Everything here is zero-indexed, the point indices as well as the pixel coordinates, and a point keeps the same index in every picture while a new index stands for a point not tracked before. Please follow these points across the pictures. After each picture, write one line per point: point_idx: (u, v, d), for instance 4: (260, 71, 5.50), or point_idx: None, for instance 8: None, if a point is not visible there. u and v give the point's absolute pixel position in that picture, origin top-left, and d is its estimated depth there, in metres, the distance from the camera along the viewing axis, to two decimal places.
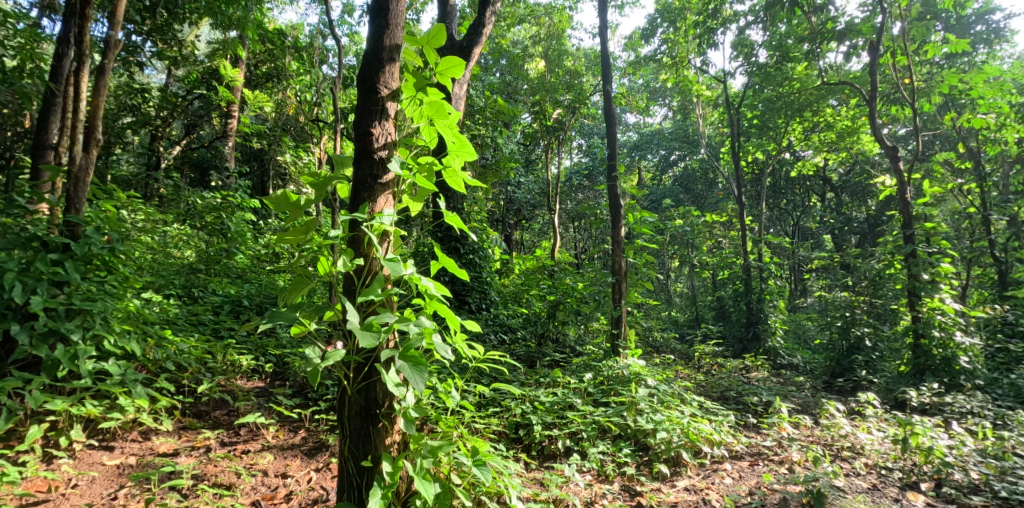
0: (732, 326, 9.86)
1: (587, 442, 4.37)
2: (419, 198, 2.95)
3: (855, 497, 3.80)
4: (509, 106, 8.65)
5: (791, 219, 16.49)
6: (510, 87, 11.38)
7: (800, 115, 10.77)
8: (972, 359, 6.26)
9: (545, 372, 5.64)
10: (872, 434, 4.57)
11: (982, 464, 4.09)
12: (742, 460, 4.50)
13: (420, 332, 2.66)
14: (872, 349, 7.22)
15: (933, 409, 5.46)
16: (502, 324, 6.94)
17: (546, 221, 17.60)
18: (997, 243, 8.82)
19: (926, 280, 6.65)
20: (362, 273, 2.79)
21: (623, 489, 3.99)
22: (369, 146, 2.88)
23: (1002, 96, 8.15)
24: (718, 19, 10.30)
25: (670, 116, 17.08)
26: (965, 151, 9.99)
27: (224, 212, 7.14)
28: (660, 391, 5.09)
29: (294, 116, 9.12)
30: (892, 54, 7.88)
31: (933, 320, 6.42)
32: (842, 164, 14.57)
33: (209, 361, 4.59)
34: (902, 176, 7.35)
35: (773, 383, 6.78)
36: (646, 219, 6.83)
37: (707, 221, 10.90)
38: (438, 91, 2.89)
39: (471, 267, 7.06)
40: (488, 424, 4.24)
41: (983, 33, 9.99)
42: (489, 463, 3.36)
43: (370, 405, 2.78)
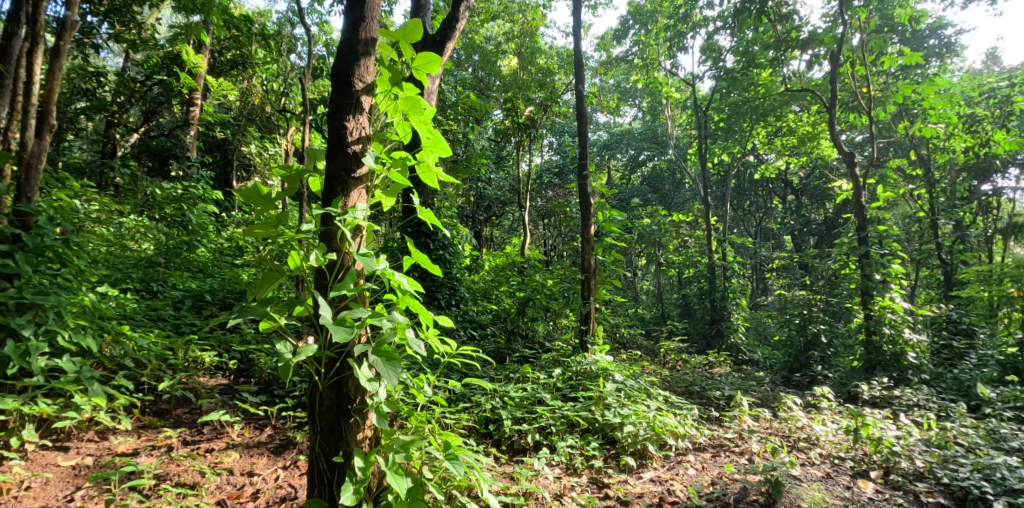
0: (696, 323, 10.13)
1: (556, 436, 4.48)
2: (394, 193, 2.91)
3: (810, 485, 3.98)
4: (482, 103, 8.72)
5: (754, 221, 16.99)
6: (483, 83, 11.39)
7: (764, 121, 11.15)
8: (919, 355, 6.59)
9: (514, 368, 5.74)
10: (827, 426, 4.81)
11: (926, 453, 4.33)
12: (705, 452, 4.66)
13: (393, 327, 2.66)
14: (828, 345, 7.52)
15: (883, 402, 5.72)
16: (471, 321, 6.99)
17: (516, 218, 17.72)
18: (944, 247, 9.33)
19: (877, 280, 6.99)
20: (334, 268, 2.75)
21: (591, 481, 4.09)
22: (342, 139, 2.83)
23: (951, 107, 8.64)
24: (688, 23, 10.62)
25: (640, 116, 17.32)
26: (917, 159, 10.49)
27: (185, 204, 7.04)
28: (627, 386, 5.20)
29: (262, 107, 8.99)
30: (851, 63, 8.22)
31: (884, 318, 6.75)
32: (803, 169, 15.08)
33: (170, 358, 4.52)
34: (858, 179, 7.65)
35: (735, 379, 7.02)
36: (616, 217, 6.94)
37: (674, 222, 11.12)
38: (413, 85, 2.85)
39: (442, 263, 7.09)
40: (458, 419, 4.30)
41: (936, 47, 10.50)
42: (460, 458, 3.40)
43: (341, 401, 2.77)
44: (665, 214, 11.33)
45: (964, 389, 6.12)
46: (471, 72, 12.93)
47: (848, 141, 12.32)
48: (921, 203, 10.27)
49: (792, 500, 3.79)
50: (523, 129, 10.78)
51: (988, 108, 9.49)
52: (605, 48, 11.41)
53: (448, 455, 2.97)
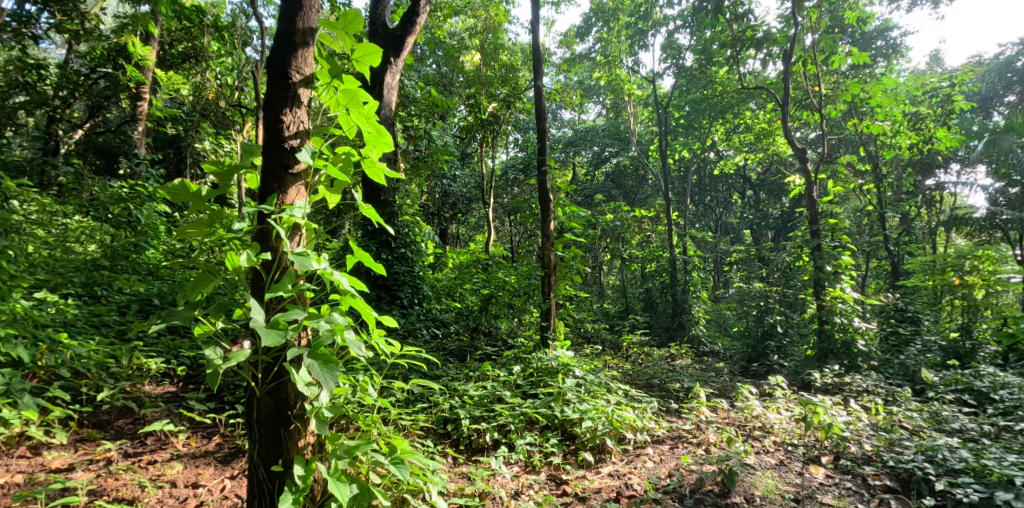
0: (658, 316, 10.25)
1: (514, 434, 4.45)
2: (337, 189, 2.80)
3: (764, 473, 4.02)
4: (443, 98, 8.61)
5: (715, 216, 17.29)
6: (445, 79, 11.20)
7: (722, 117, 11.32)
8: (868, 342, 6.78)
9: (474, 366, 5.69)
10: (780, 414, 4.91)
11: (873, 437, 4.46)
12: (663, 444, 4.69)
13: (332, 329, 2.54)
14: (784, 334, 7.67)
15: (835, 389, 5.87)
16: (434, 319, 6.94)
17: (482, 214, 17.64)
18: (892, 239, 9.70)
19: (829, 271, 7.19)
20: (271, 268, 2.63)
21: (550, 478, 4.07)
22: (279, 134, 2.72)
23: (897, 105, 8.94)
24: (649, 22, 10.76)
25: (604, 113, 17.38)
26: (866, 155, 10.82)
27: (131, 204, 6.71)
28: (588, 381, 5.18)
29: (216, 102, 8.63)
30: (803, 62, 8.43)
31: (835, 308, 6.92)
32: (761, 164, 15.42)
33: (112, 366, 4.26)
34: (810, 175, 7.81)
35: (694, 370, 7.11)
36: (577, 214, 6.91)
37: (637, 218, 11.17)
38: (354, 78, 2.75)
39: (404, 262, 6.97)
40: (415, 420, 4.26)
41: (883, 48, 10.89)
42: (410, 460, 3.32)
43: (280, 407, 2.66)
44: (628, 210, 11.37)
45: (910, 375, 6.38)
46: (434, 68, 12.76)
47: (802, 138, 12.62)
48: (870, 197, 10.60)
49: (745, 488, 3.83)
50: (486, 126, 10.52)
51: (931, 107, 9.87)
52: (568, 45, 11.38)
53: (394, 459, 2.89)
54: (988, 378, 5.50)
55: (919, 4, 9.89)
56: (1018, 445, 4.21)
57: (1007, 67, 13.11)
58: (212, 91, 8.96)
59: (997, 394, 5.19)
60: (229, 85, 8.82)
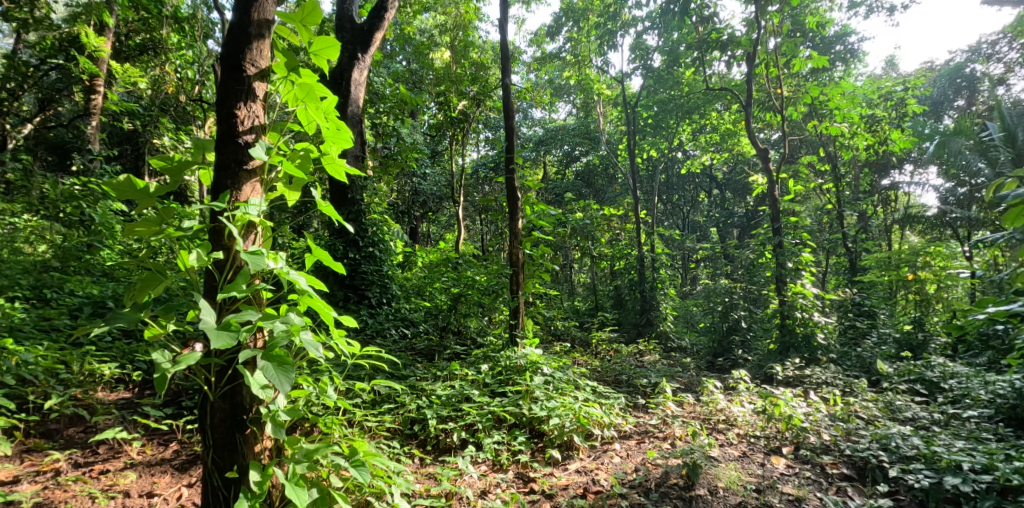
0: (627, 313, 10.34)
1: (482, 433, 4.42)
2: (295, 186, 2.73)
3: (727, 465, 4.08)
4: (412, 95, 8.52)
5: (682, 214, 17.51)
6: (415, 75, 11.04)
7: (689, 117, 11.44)
8: (827, 336, 6.96)
9: (442, 365, 5.63)
10: (744, 407, 4.99)
11: (831, 427, 4.58)
12: (630, 439, 4.71)
13: (288, 330, 2.48)
14: (747, 329, 7.80)
15: (796, 381, 6.01)
16: (403, 319, 6.88)
17: (452, 213, 17.53)
18: (850, 236, 9.97)
19: (790, 267, 7.37)
20: (225, 268, 2.55)
21: (517, 476, 4.07)
22: (233, 129, 2.64)
23: (854, 108, 9.18)
24: (618, 23, 11.06)
25: (574, 112, 17.43)
26: (826, 155, 11.11)
27: (85, 202, 6.40)
28: (556, 379, 5.18)
29: (175, 96, 8.37)
30: (766, 64, 8.61)
31: (796, 303, 7.08)
32: (728, 163, 15.67)
33: (61, 372, 4.08)
34: (772, 174, 7.97)
35: (662, 366, 7.19)
36: (546, 212, 6.89)
37: (606, 216, 11.20)
38: (312, 72, 2.69)
39: (372, 261, 6.86)
40: (381, 422, 4.24)
41: (842, 52, 11.21)
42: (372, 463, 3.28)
43: (236, 411, 2.59)
44: (598, 208, 11.39)
45: (866, 366, 6.56)
46: (403, 65, 12.61)
47: (765, 139, 12.89)
48: (829, 196, 10.87)
49: (709, 480, 3.88)
50: (456, 124, 10.42)
51: (887, 110, 10.18)
52: (538, 44, 11.35)
53: (355, 461, 2.84)
54: (939, 368, 5.69)
55: (876, 11, 10.16)
56: (966, 432, 4.37)
57: (957, 72, 13.58)
58: (172, 84, 8.22)
59: (947, 384, 5.36)
60: (189, 78, 8.32)
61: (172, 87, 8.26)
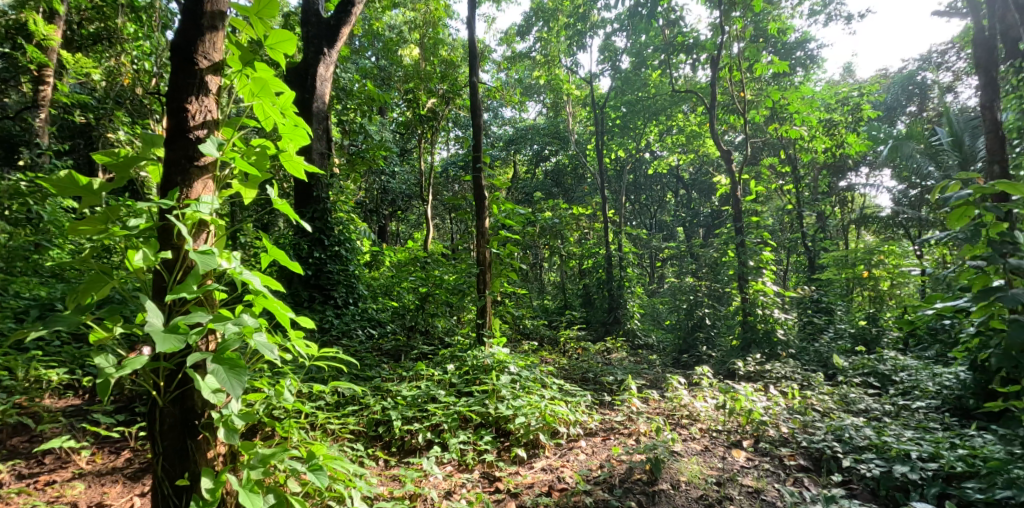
0: (595, 311, 10.41)
1: (448, 433, 4.39)
2: (251, 184, 2.66)
3: (689, 459, 4.14)
4: (380, 93, 8.41)
5: (650, 214, 17.69)
6: (384, 72, 10.87)
7: (657, 119, 11.53)
8: (786, 332, 7.12)
9: (409, 365, 5.57)
10: (707, 402, 5.07)
11: (790, 420, 4.68)
12: (595, 436, 4.74)
13: (240, 332, 2.40)
14: (711, 326, 7.92)
15: (757, 376, 6.14)
16: (370, 319, 6.79)
17: (421, 211, 17.37)
18: (809, 235, 10.23)
19: (752, 265, 7.53)
20: (174, 268, 2.47)
21: (483, 476, 4.05)
22: (183, 124, 2.55)
23: (812, 112, 9.41)
24: (587, 24, 10.91)
25: (544, 112, 17.45)
26: (787, 157, 11.38)
27: (31, 199, 6.09)
28: (523, 377, 5.17)
29: (131, 88, 8.01)
30: (729, 68, 8.77)
31: (757, 300, 7.24)
32: (694, 164, 15.92)
33: (5, 379, 3.90)
34: (735, 175, 8.11)
35: (628, 363, 7.25)
36: (514, 211, 6.86)
37: (574, 215, 11.22)
38: (268, 67, 2.63)
39: (338, 261, 6.75)
40: (344, 424, 4.20)
41: (802, 58, 11.49)
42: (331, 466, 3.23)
43: (186, 416, 2.51)
44: (566, 207, 11.41)
45: (823, 361, 6.74)
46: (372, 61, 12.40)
47: (729, 140, 13.12)
48: (790, 196, 11.13)
49: (672, 474, 3.93)
50: (425, 122, 10.26)
51: (844, 115, 10.48)
52: (507, 43, 11.31)
53: (312, 465, 2.78)
54: (891, 361, 5.88)
55: (835, 19, 10.44)
56: (916, 422, 4.52)
57: (909, 79, 14.04)
58: (127, 76, 8.06)
59: (898, 376, 5.54)
60: (145, 69, 7.98)
61: (128, 79, 8.10)
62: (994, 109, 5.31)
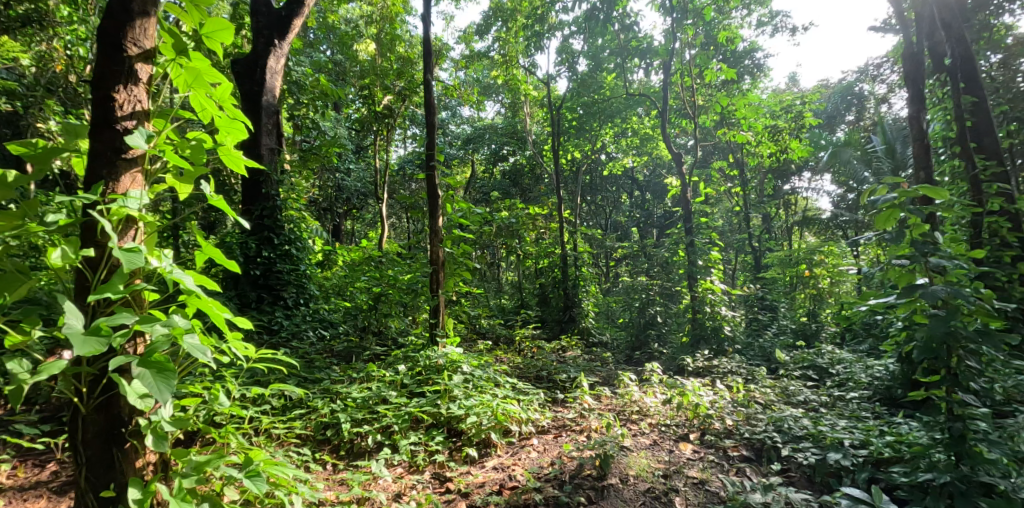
0: (550, 310, 10.46)
1: (398, 434, 4.32)
2: (184, 178, 2.56)
3: (638, 453, 4.20)
4: (333, 88, 8.20)
5: (605, 214, 17.88)
6: (339, 67, 10.56)
7: (612, 122, 11.55)
8: (733, 328, 7.37)
9: (359, 367, 5.46)
10: (656, 398, 5.16)
11: (734, 412, 4.82)
12: (547, 433, 4.76)
13: (170, 333, 2.30)
14: (663, 324, 8.05)
15: (705, 372, 6.28)
16: (321, 320, 6.65)
17: (376, 209, 17.05)
18: (754, 235, 10.57)
19: (701, 265, 7.72)
20: (99, 267, 2.34)
21: (433, 476, 4.01)
22: (109, 114, 2.43)
23: (759, 117, 9.68)
24: (545, 25, 10.87)
25: (502, 111, 17.41)
26: (734, 160, 11.72)
27: None
28: (475, 377, 5.15)
29: (65, 77, 6.52)
30: (680, 75, 9.03)
31: (706, 298, 7.44)
32: (647, 165, 16.20)
33: None
34: (685, 176, 8.27)
35: (582, 361, 7.31)
36: (469, 210, 6.80)
37: (531, 215, 11.18)
38: (203, 57, 2.52)
39: (288, 260, 6.55)
40: (290, 427, 4.14)
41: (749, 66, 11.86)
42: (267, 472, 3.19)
43: (112, 424, 2.39)
44: (523, 207, 11.38)
45: (767, 356, 6.97)
46: (326, 55, 12.06)
47: (681, 143, 13.41)
48: (737, 198, 11.46)
49: (621, 469, 3.98)
50: (381, 119, 10.62)
51: (788, 121, 10.87)
52: (465, 42, 11.20)
53: (249, 471, 2.67)
54: (828, 355, 6.14)
55: (780, 30, 10.80)
56: (849, 411, 4.71)
57: (847, 90, 14.65)
58: (62, 62, 6.47)
59: (834, 368, 5.78)
60: (83, 57, 6.63)
61: (61, 66, 6.49)
62: (921, 120, 5.65)
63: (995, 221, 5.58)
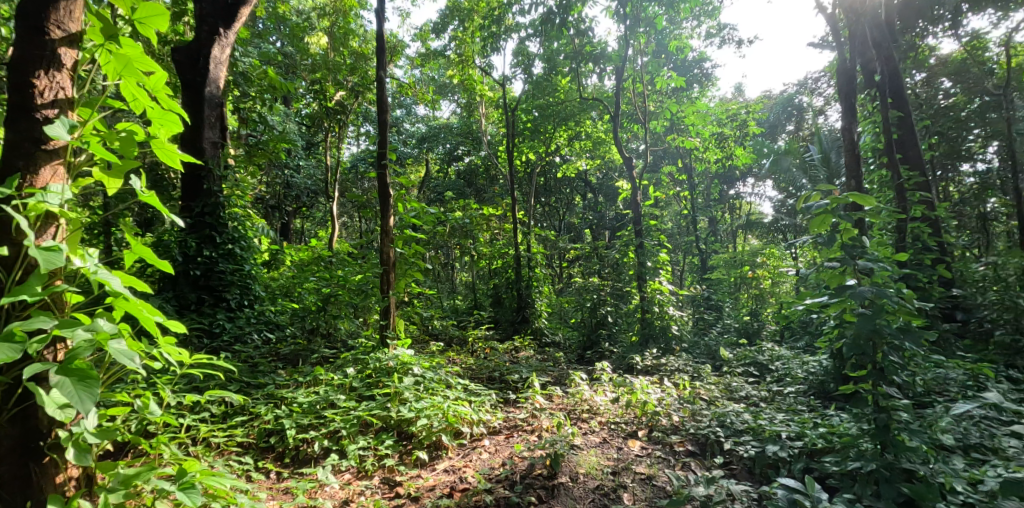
0: (504, 311, 10.46)
1: (346, 439, 4.20)
2: (114, 173, 2.42)
3: (588, 451, 4.22)
4: (283, 81, 7.94)
5: (558, 216, 18.07)
6: (288, 60, 10.23)
7: (566, 125, 11.63)
8: (680, 327, 7.58)
9: (305, 370, 5.30)
10: (607, 396, 5.21)
11: (680, 409, 4.92)
12: (499, 434, 4.73)
13: (93, 339, 2.16)
14: (613, 323, 8.03)
15: (653, 370, 6.41)
16: (266, 321, 6.43)
17: (326, 208, 16.68)
18: (701, 238, 10.85)
19: (649, 266, 7.90)
20: (15, 267, 2.19)
21: (383, 481, 3.93)
22: (28, 102, 2.28)
23: (706, 125, 9.96)
24: (502, 26, 10.82)
25: (457, 111, 17.29)
26: (683, 166, 12.01)
27: None
28: (426, 379, 5.06)
29: None
30: (633, 81, 9.16)
31: (654, 299, 7.62)
32: (600, 169, 16.43)
33: None
34: (636, 180, 8.41)
35: (534, 361, 7.32)
36: (422, 210, 6.68)
37: (485, 215, 11.11)
38: (135, 43, 2.39)
39: (230, 258, 6.30)
40: (230, 436, 4.00)
41: (699, 75, 12.18)
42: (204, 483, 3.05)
43: (29, 437, 2.24)
44: (477, 208, 11.31)
45: (713, 354, 7.18)
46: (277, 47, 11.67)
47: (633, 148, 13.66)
48: (685, 202, 11.75)
49: (571, 467, 3.99)
50: (332, 114, 10.34)
51: (733, 129, 11.22)
52: (421, 40, 11.05)
53: (183, 483, 2.55)
54: (768, 352, 6.36)
55: (728, 42, 11.11)
56: (787, 405, 4.87)
57: (789, 101, 15.24)
58: None
59: (773, 365, 5.97)
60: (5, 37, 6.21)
61: None
62: (852, 132, 5.90)
63: (916, 227, 5.94)
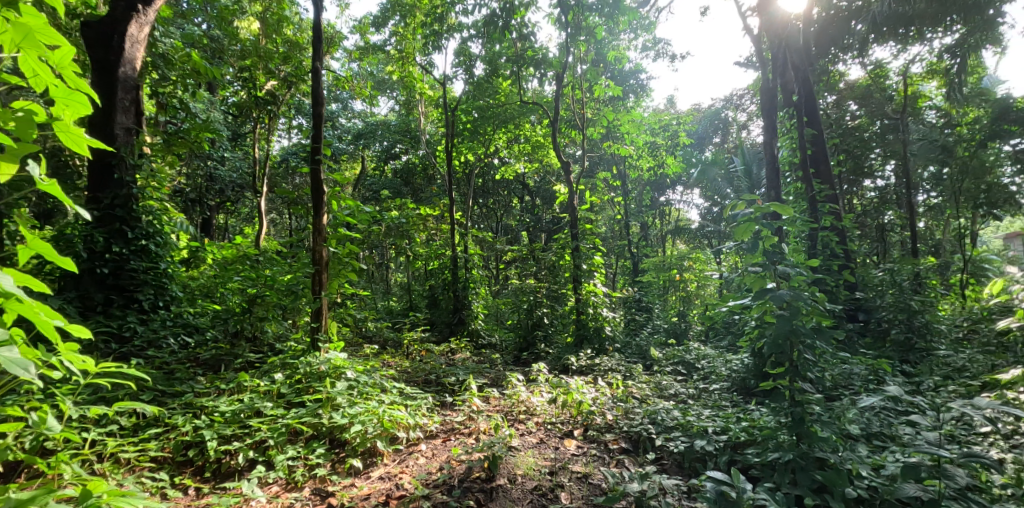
0: (440, 312, 10.41)
1: (274, 450, 4.09)
2: (11, 158, 2.28)
3: (525, 452, 4.28)
4: (209, 68, 7.56)
5: (496, 217, 18.13)
6: (216, 44, 9.73)
7: (505, 127, 11.71)
8: (613, 328, 7.80)
9: (229, 376, 5.09)
10: (542, 397, 5.28)
11: (613, 408, 5.06)
12: (436, 438, 4.71)
13: None
14: (549, 325, 8.11)
15: (587, 370, 6.56)
16: (186, 325, 6.12)
17: (254, 203, 16.02)
18: (633, 243, 11.19)
19: (585, 269, 8.05)
20: None
21: (314, 492, 3.85)
22: None
23: (640, 134, 10.30)
24: (444, 24, 10.71)
25: (395, 108, 17.01)
26: (617, 173, 12.35)
27: None
28: (360, 383, 4.95)
29: None
30: (572, 87, 9.32)
31: (589, 301, 7.79)
32: (537, 173, 16.63)
33: None
34: (572, 184, 8.56)
35: (470, 363, 7.33)
36: (358, 209, 6.54)
37: (422, 215, 10.98)
38: (36, 13, 2.30)
39: (146, 256, 5.96)
40: (142, 451, 3.83)
41: (633, 85, 12.57)
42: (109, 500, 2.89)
43: None
44: (415, 207, 11.18)
45: (643, 354, 7.43)
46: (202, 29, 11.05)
47: (569, 154, 13.93)
48: (618, 208, 12.08)
49: (508, 470, 4.03)
50: (263, 104, 9.92)
51: (665, 139, 11.63)
52: (360, 32, 10.80)
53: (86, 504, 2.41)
54: (695, 352, 6.64)
55: (661, 56, 11.52)
56: (713, 402, 5.10)
57: (715, 115, 15.95)
58: None
59: (700, 364, 6.22)
60: None
61: None
62: (772, 146, 6.25)
63: (827, 234, 6.36)
